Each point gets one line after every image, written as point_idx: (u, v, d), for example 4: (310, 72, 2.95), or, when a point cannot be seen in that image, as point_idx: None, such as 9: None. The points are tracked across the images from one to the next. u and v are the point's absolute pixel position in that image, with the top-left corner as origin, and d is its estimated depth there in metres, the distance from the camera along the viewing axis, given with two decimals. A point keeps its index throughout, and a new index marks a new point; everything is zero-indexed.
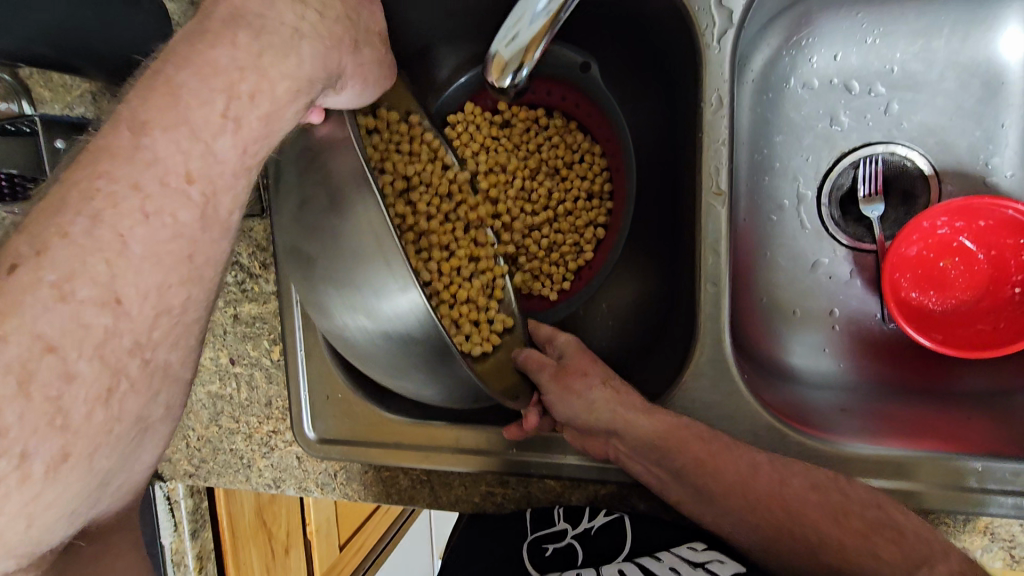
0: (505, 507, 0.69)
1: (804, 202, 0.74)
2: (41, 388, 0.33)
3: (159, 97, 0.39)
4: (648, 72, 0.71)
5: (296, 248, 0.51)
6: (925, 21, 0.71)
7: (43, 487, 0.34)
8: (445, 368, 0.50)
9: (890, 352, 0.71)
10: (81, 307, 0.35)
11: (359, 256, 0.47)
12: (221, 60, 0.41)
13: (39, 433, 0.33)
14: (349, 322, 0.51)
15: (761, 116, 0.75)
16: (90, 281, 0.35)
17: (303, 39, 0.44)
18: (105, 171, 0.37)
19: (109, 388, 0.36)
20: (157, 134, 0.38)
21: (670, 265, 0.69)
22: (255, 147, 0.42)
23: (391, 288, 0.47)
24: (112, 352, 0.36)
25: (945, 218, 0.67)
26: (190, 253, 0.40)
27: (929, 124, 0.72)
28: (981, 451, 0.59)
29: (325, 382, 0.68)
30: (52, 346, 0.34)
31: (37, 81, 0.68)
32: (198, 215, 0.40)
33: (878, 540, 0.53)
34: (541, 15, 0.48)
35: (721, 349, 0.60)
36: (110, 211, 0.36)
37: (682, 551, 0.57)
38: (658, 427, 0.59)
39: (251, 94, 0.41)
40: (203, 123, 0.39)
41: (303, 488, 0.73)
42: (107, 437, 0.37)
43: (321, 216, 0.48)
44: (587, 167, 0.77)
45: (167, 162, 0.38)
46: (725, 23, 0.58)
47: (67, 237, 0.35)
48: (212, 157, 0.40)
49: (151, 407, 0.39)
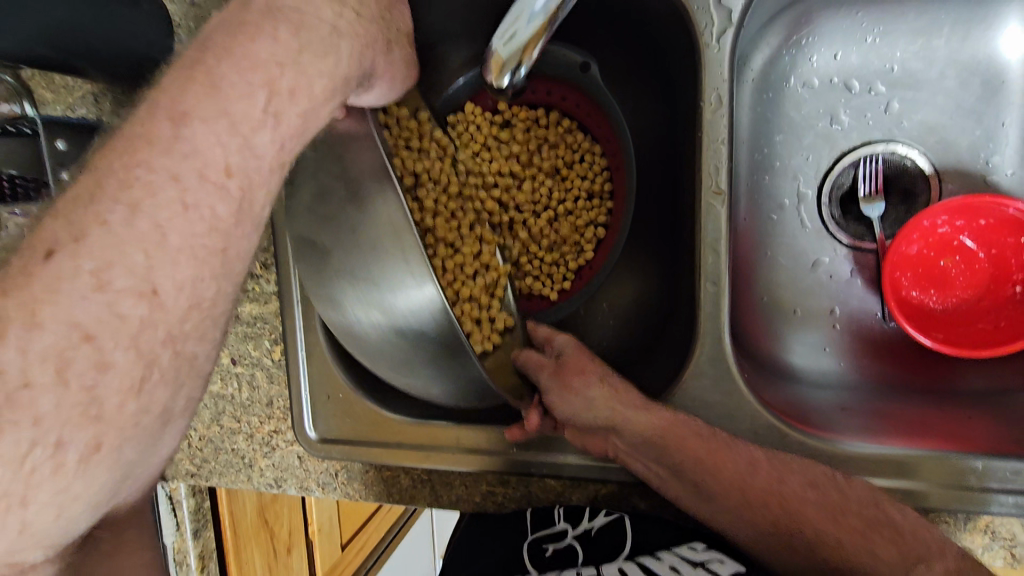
0: (506, 507, 0.69)
1: (804, 201, 0.74)
2: (77, 377, 0.32)
3: (196, 88, 0.37)
4: (648, 73, 0.71)
5: (306, 247, 0.51)
6: (925, 20, 0.71)
7: (74, 479, 0.33)
8: (452, 366, 0.50)
9: (891, 351, 0.71)
10: (118, 298, 0.34)
11: (376, 253, 0.47)
12: (260, 53, 0.40)
13: (72, 423, 0.33)
14: (362, 317, 0.51)
15: (761, 115, 0.75)
16: (127, 271, 0.34)
17: (341, 39, 0.45)
18: (141, 161, 0.35)
19: (142, 378, 0.35)
20: (197, 126, 0.37)
21: (670, 265, 0.69)
22: (289, 143, 0.42)
23: (411, 284, 0.47)
24: (147, 342, 0.35)
25: (946, 216, 0.67)
26: (224, 246, 0.38)
27: (930, 122, 0.72)
28: (982, 450, 0.59)
29: (327, 381, 0.69)
30: (89, 336, 0.33)
31: (39, 82, 0.69)
32: (235, 208, 0.38)
33: (879, 538, 0.53)
34: (539, 14, 0.48)
35: (721, 347, 0.60)
36: (149, 202, 0.35)
37: (683, 551, 0.58)
38: (662, 423, 0.59)
39: (290, 90, 0.41)
40: (243, 117, 0.38)
41: (304, 487, 0.73)
42: (136, 429, 0.36)
43: (339, 209, 0.48)
44: (587, 166, 0.77)
45: (205, 155, 0.37)
46: (723, 22, 0.58)
47: (105, 226, 0.34)
48: (249, 151, 0.39)
49: (177, 399, 0.38)
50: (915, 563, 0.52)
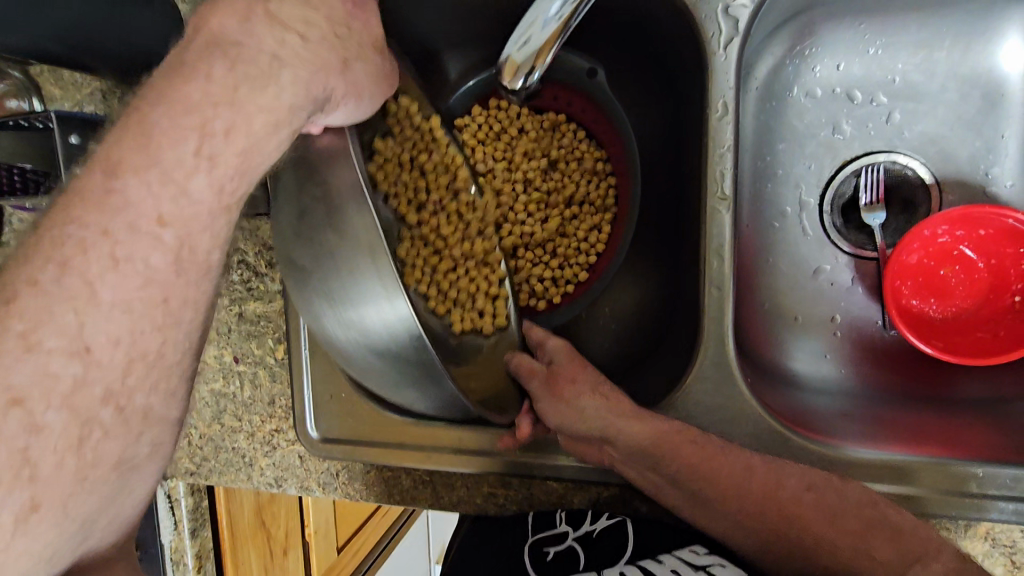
0: (506, 509, 0.69)
1: (806, 209, 0.75)
2: (8, 440, 0.33)
3: (131, 138, 0.39)
4: (654, 82, 0.72)
5: (291, 256, 0.49)
6: (927, 33, 0.72)
7: (15, 538, 0.33)
8: (427, 382, 0.49)
9: (889, 360, 0.71)
10: (49, 358, 0.35)
11: (342, 268, 0.46)
12: (194, 94, 0.39)
13: (6, 486, 0.33)
14: (340, 335, 0.50)
15: (765, 123, 0.75)
16: (58, 332, 0.35)
17: (282, 67, 0.42)
18: (75, 218, 0.37)
19: (80, 437, 0.36)
20: (129, 178, 0.38)
21: (670, 270, 0.70)
22: (231, 186, 0.41)
23: (380, 301, 0.46)
24: (84, 401, 0.36)
25: (946, 227, 0.67)
26: (164, 296, 0.39)
27: (930, 133, 0.73)
28: (982, 458, 0.60)
29: (329, 381, 0.69)
30: (19, 399, 0.34)
31: (47, 78, 0.69)
32: (172, 257, 0.39)
33: (874, 539, 0.54)
34: (553, 19, 0.49)
35: (724, 351, 0.61)
36: (78, 258, 0.36)
37: (684, 555, 0.57)
38: (651, 434, 0.59)
39: (226, 130, 0.40)
40: (174, 165, 0.39)
41: (304, 487, 0.72)
42: (83, 484, 0.36)
43: (317, 231, 0.46)
44: (590, 172, 0.78)
45: (137, 208, 0.38)
46: (731, 30, 0.59)
47: (37, 286, 0.36)
48: (185, 198, 0.39)
49: (135, 447, 0.39)
50: (913, 560, 0.53)
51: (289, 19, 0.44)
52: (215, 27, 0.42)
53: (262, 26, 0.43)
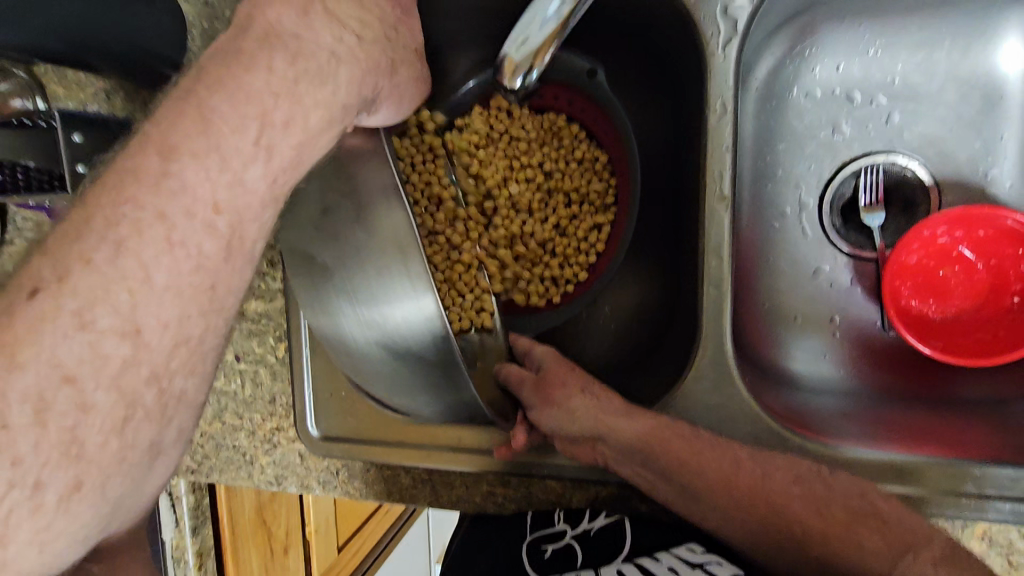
0: (506, 507, 0.69)
1: (806, 210, 0.75)
2: (57, 419, 0.33)
3: (187, 120, 0.37)
4: (653, 82, 0.72)
5: (305, 251, 0.47)
6: (926, 34, 0.72)
7: (55, 517, 0.34)
8: (439, 380, 0.49)
9: (889, 360, 0.71)
10: (101, 338, 0.34)
11: (369, 261, 0.46)
12: (256, 84, 0.39)
13: (52, 462, 0.33)
14: (356, 331, 0.48)
15: (764, 124, 0.76)
16: (110, 310, 0.34)
17: (340, 64, 0.44)
18: (127, 197, 0.36)
19: (124, 417, 0.35)
20: (186, 161, 0.37)
21: (668, 269, 0.71)
22: (283, 178, 0.41)
23: (407, 297, 0.46)
24: (129, 382, 0.35)
25: (945, 227, 0.67)
26: (212, 283, 0.38)
27: (930, 134, 0.73)
28: (980, 457, 0.60)
29: (330, 380, 0.69)
30: (70, 377, 0.33)
31: (52, 77, 0.70)
32: (223, 245, 0.38)
33: (866, 531, 0.53)
34: (551, 19, 0.49)
35: (723, 350, 0.61)
36: (134, 239, 0.35)
37: (682, 553, 0.58)
38: (641, 430, 0.59)
39: (284, 121, 0.40)
40: (233, 152, 0.38)
41: (304, 485, 0.73)
42: (122, 466, 0.36)
43: (346, 230, 0.46)
44: (590, 173, 0.78)
45: (195, 192, 0.37)
46: (729, 31, 0.59)
47: (89, 264, 0.35)
48: (240, 186, 0.38)
49: (168, 432, 0.38)
50: (906, 552, 0.52)
51: (345, 18, 0.47)
52: (271, 16, 0.43)
53: (321, 22, 0.45)
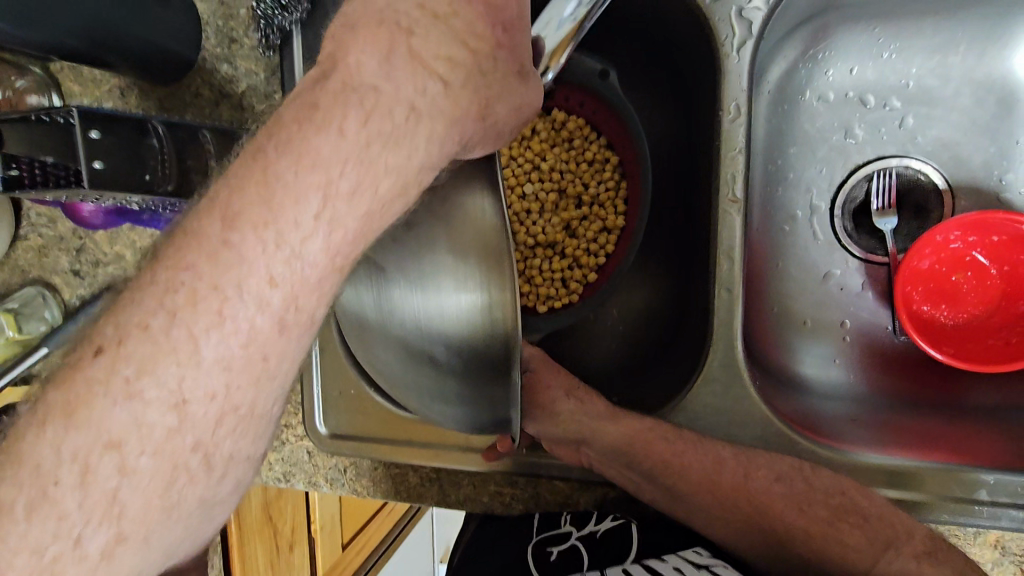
0: (513, 507, 0.68)
1: (817, 213, 0.75)
2: (100, 481, 0.33)
3: (253, 188, 0.35)
4: (664, 84, 0.72)
5: (379, 260, 0.42)
6: (942, 37, 0.71)
7: (100, 565, 0.33)
8: (487, 392, 0.43)
9: (903, 366, 0.70)
10: (147, 408, 0.33)
11: (443, 267, 0.39)
12: (322, 148, 0.36)
13: (95, 520, 0.33)
14: (412, 342, 0.43)
15: (777, 126, 0.75)
16: (158, 378, 0.34)
17: (418, 121, 0.38)
18: (190, 260, 0.35)
19: (169, 479, 0.35)
20: (236, 207, 0.35)
21: (681, 271, 0.71)
22: (344, 249, 0.37)
23: (477, 303, 0.39)
24: (174, 447, 0.34)
25: (958, 232, 0.67)
26: (264, 353, 0.36)
27: (944, 138, 0.72)
28: (993, 465, 0.60)
29: (339, 378, 0.70)
30: (113, 445, 0.33)
31: (68, 75, 0.71)
32: (278, 313, 0.36)
33: (846, 527, 0.56)
34: (568, 19, 0.49)
35: (733, 354, 0.61)
36: (189, 309, 0.34)
37: (687, 555, 0.58)
38: (625, 432, 0.61)
39: (349, 190, 0.36)
40: (291, 226, 0.35)
41: (312, 483, 0.73)
42: (163, 517, 0.35)
43: (430, 240, 0.40)
44: (599, 173, 0.78)
45: (253, 265, 0.35)
46: (745, 33, 0.59)
47: (148, 330, 0.34)
48: (298, 261, 0.36)
49: (219, 488, 0.37)
50: (884, 548, 0.55)
51: (431, 55, 0.38)
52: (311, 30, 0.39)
53: (399, 63, 0.38)
